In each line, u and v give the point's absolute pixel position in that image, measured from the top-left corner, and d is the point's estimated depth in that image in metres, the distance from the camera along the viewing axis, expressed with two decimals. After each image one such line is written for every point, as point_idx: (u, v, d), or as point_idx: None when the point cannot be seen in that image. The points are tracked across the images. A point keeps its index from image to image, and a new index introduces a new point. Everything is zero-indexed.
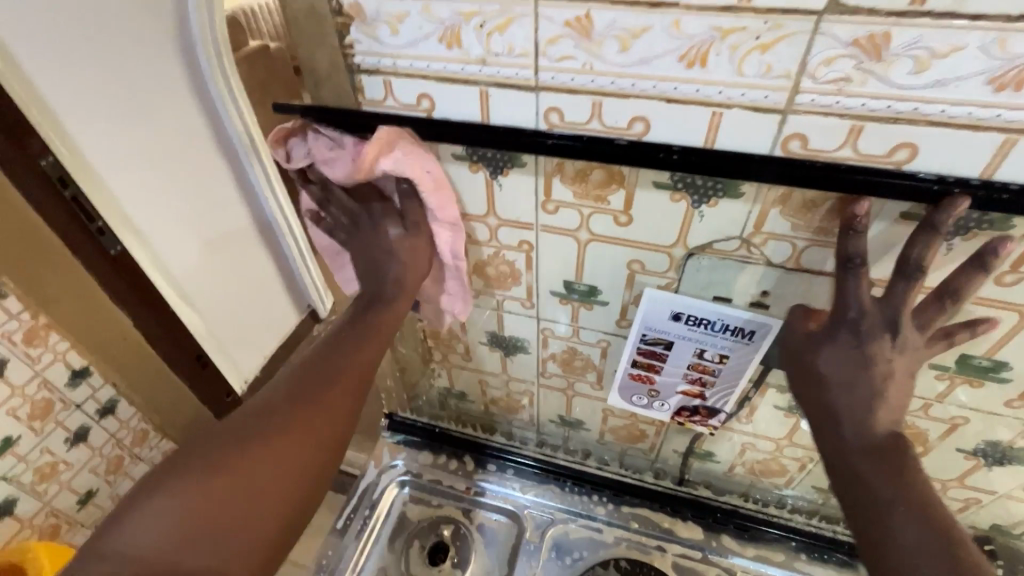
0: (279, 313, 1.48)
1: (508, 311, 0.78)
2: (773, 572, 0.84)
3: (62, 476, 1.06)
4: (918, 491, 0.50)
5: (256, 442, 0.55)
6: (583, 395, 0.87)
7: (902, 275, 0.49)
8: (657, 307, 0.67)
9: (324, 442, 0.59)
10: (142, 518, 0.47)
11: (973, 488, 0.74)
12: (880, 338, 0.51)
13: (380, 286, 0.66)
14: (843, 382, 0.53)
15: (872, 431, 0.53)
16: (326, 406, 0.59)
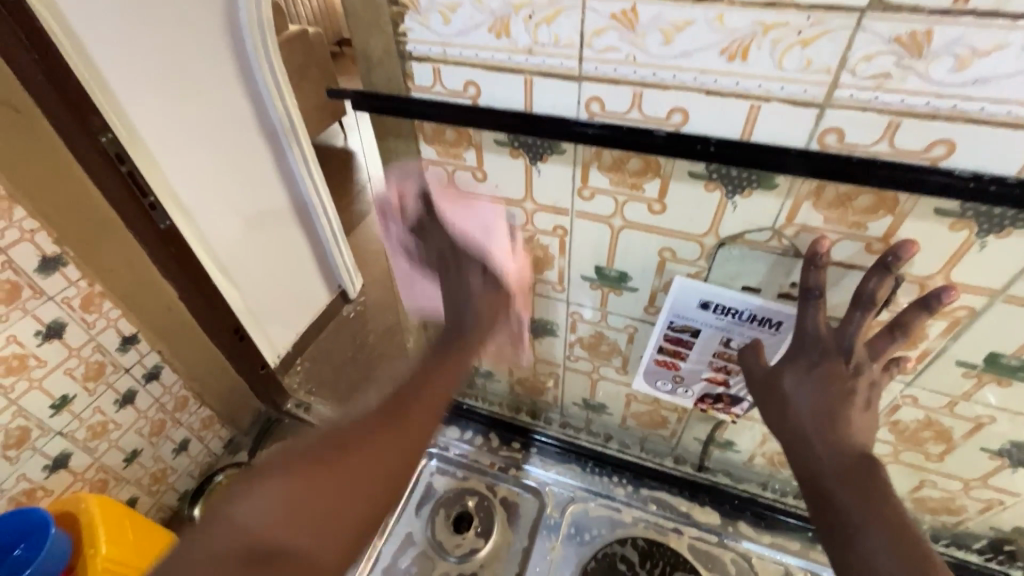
0: (308, 296, 1.63)
1: (539, 294, 0.81)
2: (789, 560, 0.86)
3: (111, 435, 1.08)
4: (890, 514, 0.53)
5: (352, 446, 0.56)
6: (607, 379, 0.89)
7: (859, 305, 0.55)
8: (686, 295, 0.68)
9: (424, 440, 0.61)
10: (253, 494, 0.50)
11: (995, 488, 0.74)
12: (834, 360, 0.57)
13: (460, 321, 0.71)
14: (804, 399, 0.59)
15: (843, 454, 0.56)
16: (422, 426, 0.61)
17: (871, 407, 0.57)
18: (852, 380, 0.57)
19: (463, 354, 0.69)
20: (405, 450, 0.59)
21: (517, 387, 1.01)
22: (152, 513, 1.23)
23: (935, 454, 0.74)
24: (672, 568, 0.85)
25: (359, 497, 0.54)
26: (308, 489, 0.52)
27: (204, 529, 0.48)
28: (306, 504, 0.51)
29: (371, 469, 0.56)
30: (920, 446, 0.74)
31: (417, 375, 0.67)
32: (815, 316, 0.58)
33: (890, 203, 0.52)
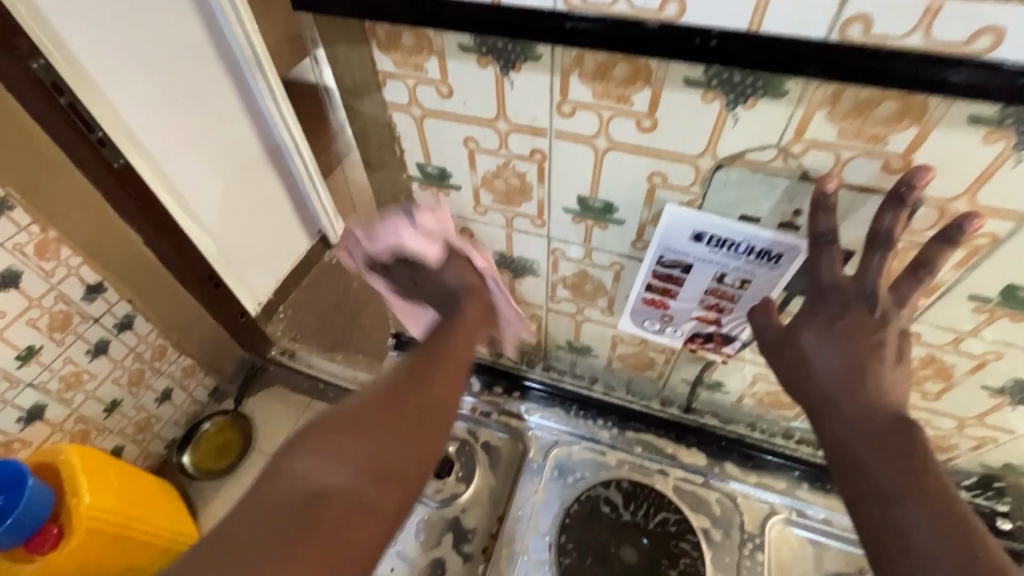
0: (289, 238, 1.50)
1: (518, 230, 0.74)
2: (773, 498, 0.84)
3: (86, 386, 1.03)
4: (930, 482, 0.48)
5: (393, 397, 0.60)
6: (593, 320, 0.84)
7: (878, 246, 0.51)
8: (677, 225, 0.61)
9: (449, 399, 0.64)
10: (305, 454, 0.52)
11: (990, 426, 0.72)
12: (858, 310, 0.53)
13: (452, 297, 0.77)
14: (826, 355, 0.55)
15: (874, 416, 0.52)
16: (444, 391, 0.64)
17: (899, 362, 0.54)
18: (879, 331, 0.53)
19: (467, 321, 0.74)
20: (444, 405, 0.62)
21: None
22: (139, 460, 1.22)
23: (932, 393, 0.71)
24: (656, 509, 0.83)
25: (413, 449, 0.56)
26: (357, 441, 0.54)
27: (273, 476, 0.51)
28: (363, 450, 0.54)
29: (415, 419, 0.59)
30: (918, 385, 0.71)
31: (433, 335, 0.71)
32: (832, 266, 0.53)
33: (916, 110, 0.45)
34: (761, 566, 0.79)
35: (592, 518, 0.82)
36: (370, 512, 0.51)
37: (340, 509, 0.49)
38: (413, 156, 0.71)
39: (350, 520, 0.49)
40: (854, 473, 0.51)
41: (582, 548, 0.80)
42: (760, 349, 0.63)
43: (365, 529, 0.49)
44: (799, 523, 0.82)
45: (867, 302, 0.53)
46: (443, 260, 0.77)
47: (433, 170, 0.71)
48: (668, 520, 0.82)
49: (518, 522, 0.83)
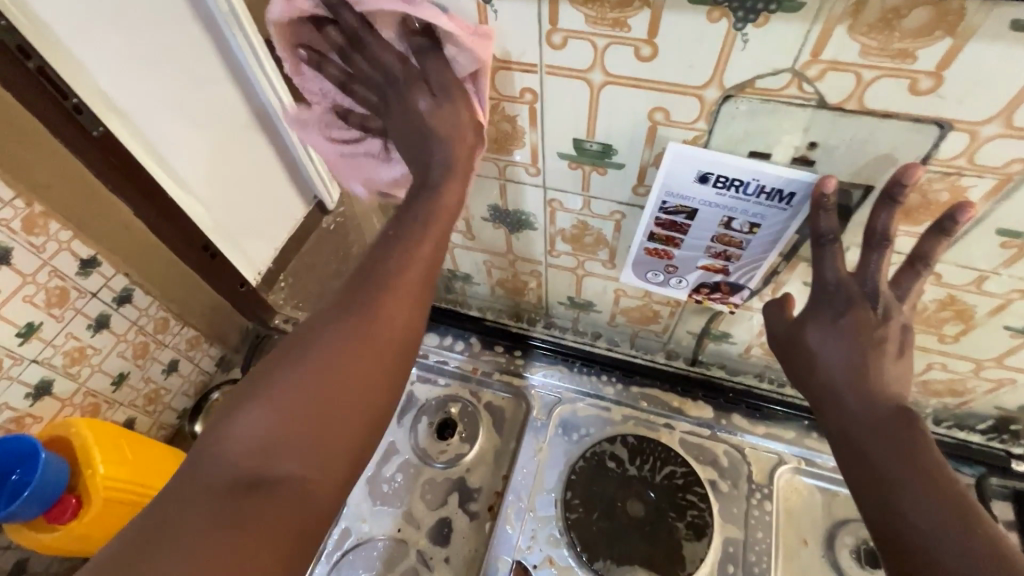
0: (257, 195, 1.31)
1: (513, 180, 0.70)
2: (782, 449, 0.83)
3: (92, 360, 1.00)
4: (933, 472, 0.48)
5: (330, 349, 0.48)
6: (594, 274, 0.81)
7: (874, 247, 0.52)
8: (681, 167, 0.57)
9: (398, 329, 0.52)
10: (236, 422, 0.44)
11: (1009, 368, 0.69)
12: (861, 308, 0.54)
13: (425, 169, 0.56)
14: (828, 350, 0.55)
15: (875, 407, 0.52)
16: (391, 301, 0.52)
17: (903, 356, 0.54)
18: (882, 327, 0.53)
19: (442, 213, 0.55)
20: (385, 355, 0.50)
21: (498, 289, 0.93)
22: (153, 431, 1.18)
23: (950, 336, 0.67)
24: (662, 463, 0.82)
25: (376, 376, 0.49)
26: (304, 376, 0.47)
27: (199, 470, 0.42)
28: (293, 424, 0.45)
29: (364, 378, 0.49)
30: (935, 328, 0.67)
31: (373, 256, 0.54)
32: (835, 264, 0.55)
33: (952, 18, 0.39)
34: (770, 514, 0.78)
35: (597, 474, 0.81)
36: (325, 485, 0.45)
37: (289, 491, 0.43)
38: None
39: (307, 493, 0.44)
40: (859, 463, 0.51)
41: (587, 504, 0.79)
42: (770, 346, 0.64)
43: (314, 503, 0.44)
44: (807, 471, 0.81)
45: (871, 300, 0.54)
46: (441, 105, 0.55)
47: None
48: (675, 474, 0.81)
49: (523, 480, 0.82)
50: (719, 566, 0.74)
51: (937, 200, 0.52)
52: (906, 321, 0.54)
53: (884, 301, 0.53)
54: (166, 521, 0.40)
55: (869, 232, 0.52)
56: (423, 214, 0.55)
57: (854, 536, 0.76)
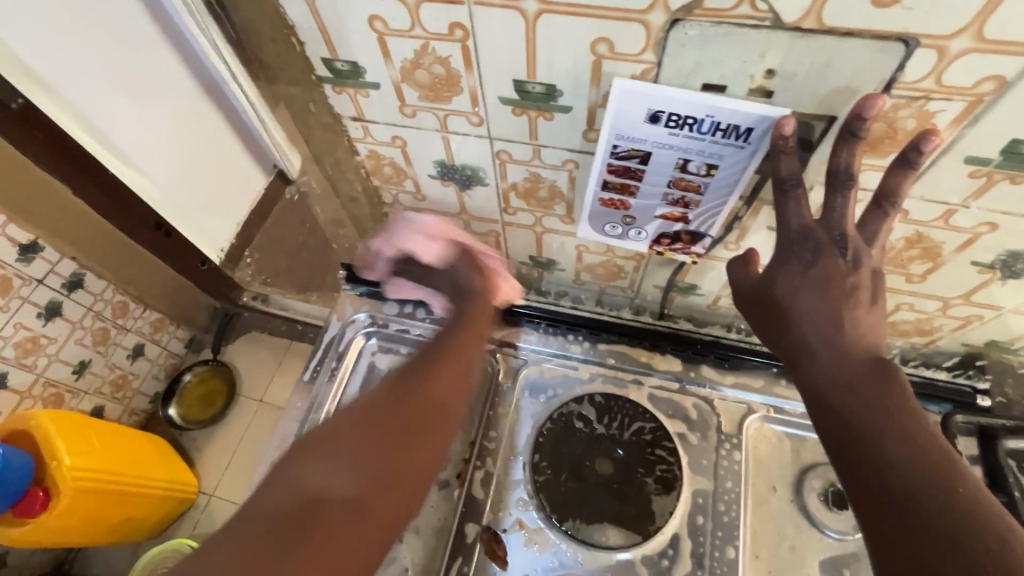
0: (233, 177, 0.94)
1: (455, 132, 0.64)
2: (752, 398, 0.81)
3: (48, 349, 1.01)
4: (911, 427, 0.46)
5: (410, 383, 0.62)
6: (552, 230, 0.77)
7: (837, 187, 0.48)
8: (630, 105, 0.52)
9: (465, 369, 0.66)
10: (309, 461, 0.55)
11: (976, 304, 0.67)
12: (829, 256, 0.51)
13: (459, 291, 0.75)
14: (798, 302, 0.52)
15: (850, 360, 0.50)
16: (451, 357, 0.66)
17: (875, 302, 0.51)
18: (852, 275, 0.51)
19: (482, 318, 0.72)
20: (446, 399, 0.63)
21: None
22: (124, 417, 1.22)
23: (917, 275, 0.65)
24: (632, 420, 0.80)
25: (435, 423, 0.61)
26: (378, 413, 0.59)
27: (294, 466, 0.55)
28: (380, 432, 0.58)
29: (428, 411, 0.61)
30: (902, 268, 0.65)
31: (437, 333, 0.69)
32: (798, 210, 0.51)
33: None
34: (739, 465, 0.77)
35: (565, 435, 0.79)
36: (362, 523, 0.52)
37: (330, 519, 0.51)
38: (316, 51, 0.59)
39: (341, 525, 0.51)
40: (834, 419, 0.49)
41: (555, 465, 0.77)
42: (737, 301, 0.60)
43: (352, 537, 0.51)
44: (776, 419, 0.80)
45: (841, 246, 0.51)
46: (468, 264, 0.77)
47: (343, 66, 0.60)
48: (644, 430, 0.79)
49: (490, 448, 0.79)
50: (688, 518, 0.73)
51: (902, 128, 0.48)
52: (875, 267, 0.51)
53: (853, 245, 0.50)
54: (235, 527, 0.50)
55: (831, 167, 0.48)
56: (466, 311, 0.72)
57: (822, 480, 0.75)
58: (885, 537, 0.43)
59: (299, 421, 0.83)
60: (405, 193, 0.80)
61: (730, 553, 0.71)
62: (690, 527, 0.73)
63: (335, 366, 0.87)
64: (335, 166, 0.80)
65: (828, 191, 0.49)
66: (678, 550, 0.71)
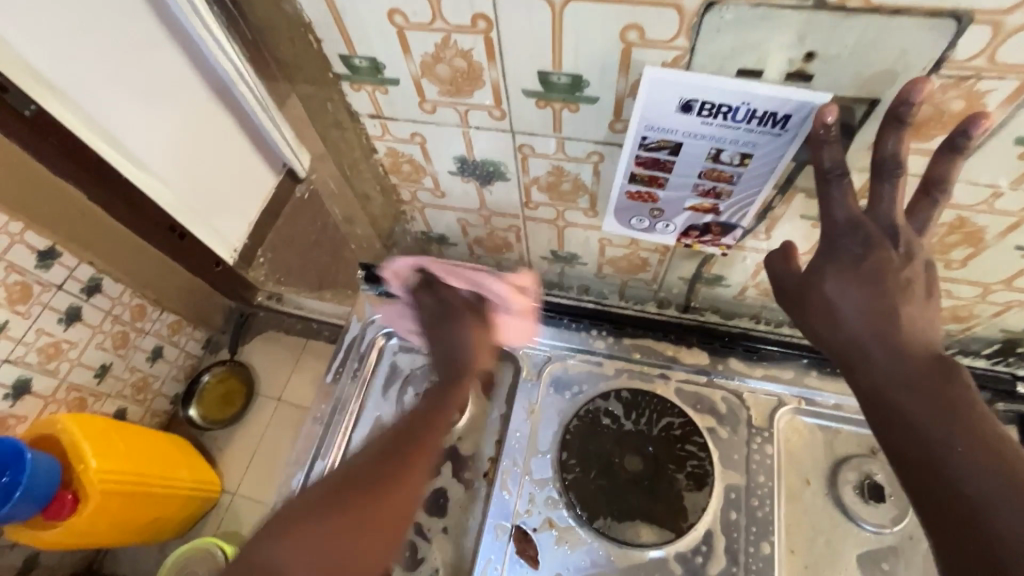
0: (244, 178, 0.94)
1: (476, 127, 0.63)
2: (781, 389, 0.79)
3: (69, 354, 1.01)
4: (980, 427, 0.44)
5: (373, 472, 0.61)
6: (575, 224, 0.76)
7: (886, 175, 0.47)
8: (661, 94, 0.50)
9: (427, 453, 0.65)
10: (273, 549, 0.55)
11: (1019, 289, 0.65)
12: (882, 250, 0.49)
13: (450, 355, 0.72)
14: (850, 300, 0.50)
15: (910, 360, 0.48)
16: (417, 443, 0.65)
17: (930, 297, 0.50)
18: (905, 269, 0.49)
19: (455, 400, 0.69)
20: (410, 499, 0.61)
21: (477, 248, 0.90)
22: (147, 419, 1.23)
23: (958, 261, 0.63)
24: (659, 416, 0.78)
25: (392, 513, 0.60)
26: (340, 505, 0.58)
27: (260, 542, 0.56)
28: (342, 525, 0.57)
29: (387, 505, 0.60)
30: (942, 254, 0.63)
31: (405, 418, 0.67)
32: (844, 202, 0.49)
33: None
34: (771, 458, 0.75)
35: (594, 432, 0.78)
36: None
37: None
38: (334, 48, 0.58)
39: None
40: (893, 421, 0.47)
41: (585, 463, 0.76)
42: (779, 298, 0.58)
43: None
44: (808, 410, 0.78)
45: (892, 240, 0.49)
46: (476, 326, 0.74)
47: (361, 63, 0.59)
48: (673, 425, 0.78)
49: (517, 446, 0.78)
50: (721, 513, 0.72)
51: (950, 109, 0.46)
52: (926, 258, 0.49)
53: (900, 234, 0.48)
54: None
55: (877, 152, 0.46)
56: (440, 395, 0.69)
57: (857, 472, 0.73)
58: (958, 546, 0.40)
59: (324, 422, 0.83)
60: (423, 191, 0.79)
61: (766, 548, 0.70)
62: (723, 523, 0.72)
63: (357, 366, 0.87)
64: (353, 165, 0.79)
65: (875, 180, 0.47)
66: (712, 547, 0.70)
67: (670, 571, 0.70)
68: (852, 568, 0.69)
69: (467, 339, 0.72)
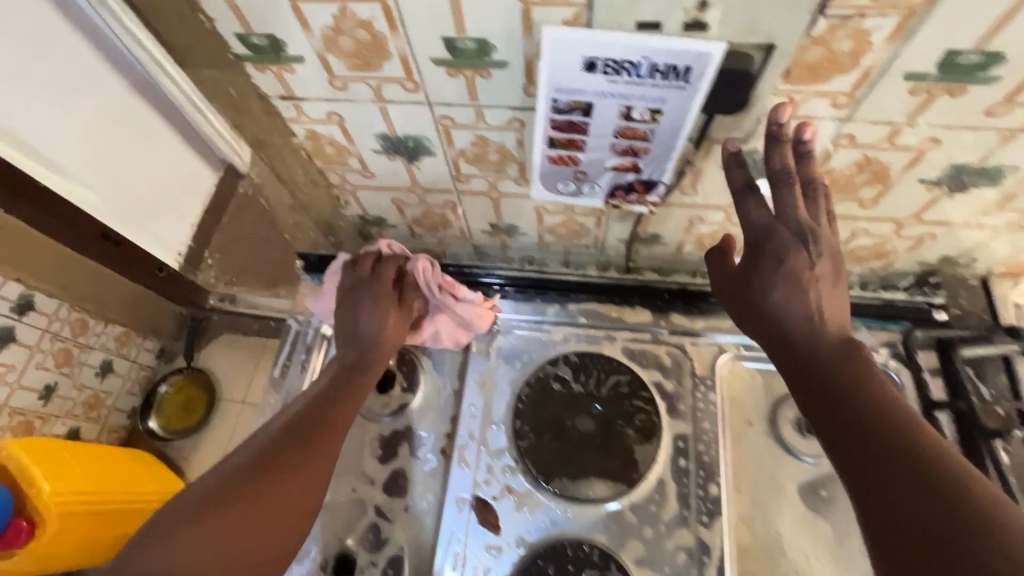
0: (176, 169, 0.86)
1: (391, 100, 0.61)
2: (724, 339, 0.82)
3: (7, 377, 0.93)
4: (885, 394, 0.50)
5: (277, 457, 0.62)
6: (508, 194, 0.75)
7: (782, 182, 0.55)
8: (563, 55, 0.49)
9: (328, 447, 0.65)
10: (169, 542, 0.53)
11: (928, 222, 0.69)
12: (796, 253, 0.56)
13: (363, 351, 0.75)
14: (780, 298, 0.57)
15: (827, 343, 0.55)
16: (321, 433, 0.65)
17: (839, 285, 0.57)
18: (816, 266, 0.56)
19: (362, 387, 0.72)
20: (308, 487, 0.62)
21: (417, 227, 0.89)
22: (103, 437, 1.12)
23: (869, 200, 0.66)
24: (607, 374, 0.80)
25: (289, 491, 0.60)
26: (244, 495, 0.58)
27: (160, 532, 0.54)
28: (247, 513, 0.57)
29: (286, 487, 0.60)
30: (854, 194, 0.65)
31: (314, 402, 0.68)
32: (759, 210, 0.57)
33: None
34: (715, 404, 0.78)
35: (543, 398, 0.79)
36: None
37: None
38: (227, 26, 0.55)
39: None
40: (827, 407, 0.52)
41: (537, 428, 0.77)
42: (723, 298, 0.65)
43: None
44: (747, 357, 0.81)
45: (802, 240, 0.56)
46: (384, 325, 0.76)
47: (260, 41, 0.56)
48: (620, 383, 0.79)
49: (471, 419, 0.79)
50: (671, 462, 0.75)
51: (840, 50, 0.47)
52: (835, 249, 0.57)
53: (811, 234, 0.55)
54: None
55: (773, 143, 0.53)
56: (347, 390, 0.71)
57: (795, 410, 0.77)
58: (870, 493, 0.45)
59: None
60: (352, 173, 0.77)
61: (713, 490, 0.73)
62: (673, 470, 0.74)
63: (304, 358, 0.86)
64: (277, 151, 0.76)
65: (773, 186, 0.55)
66: (664, 494, 0.73)
67: (625, 522, 0.72)
68: (794, 499, 0.73)
69: (376, 329, 0.76)
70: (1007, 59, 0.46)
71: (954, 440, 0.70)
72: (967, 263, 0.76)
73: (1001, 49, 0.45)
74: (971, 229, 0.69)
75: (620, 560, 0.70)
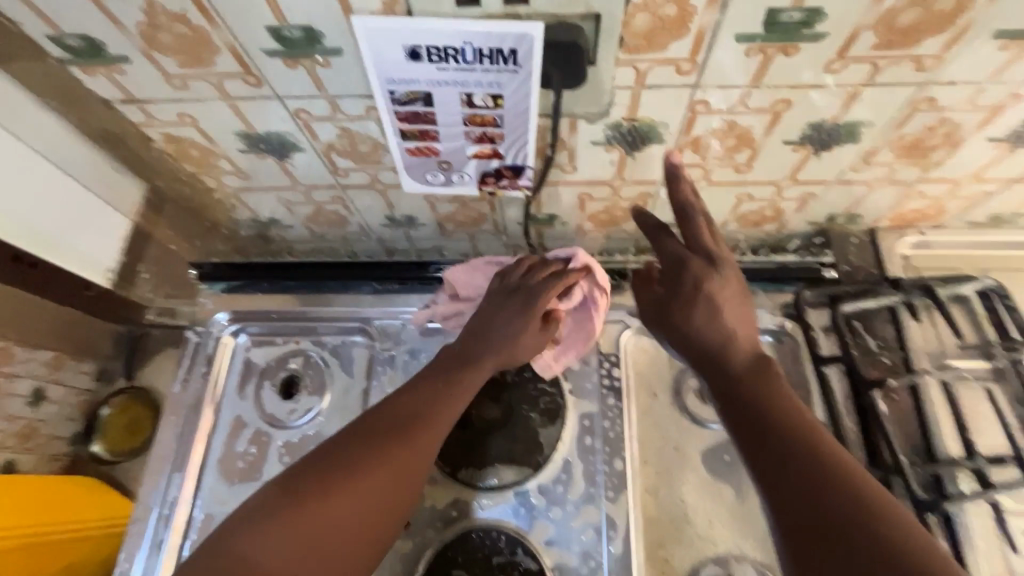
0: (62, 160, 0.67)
1: (239, 96, 0.58)
2: (628, 314, 0.82)
3: None
4: (789, 409, 0.54)
5: (376, 449, 0.58)
6: (392, 186, 0.73)
7: (686, 218, 0.62)
8: (383, 45, 0.48)
9: (430, 440, 0.61)
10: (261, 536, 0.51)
11: (805, 182, 0.69)
12: (710, 274, 0.63)
13: (484, 350, 0.68)
14: (701, 319, 0.62)
15: (741, 358, 0.59)
16: (421, 425, 0.61)
17: (747, 299, 0.64)
18: (724, 286, 0.62)
19: (471, 381, 0.66)
20: (407, 485, 0.58)
21: (315, 226, 0.86)
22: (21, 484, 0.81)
23: (743, 164, 0.66)
24: None
25: (389, 485, 0.57)
26: (334, 491, 0.54)
27: (248, 528, 0.52)
28: (342, 510, 0.54)
29: (383, 487, 0.56)
30: (727, 160, 0.65)
31: (417, 388, 0.64)
32: (670, 244, 0.65)
33: None
34: (620, 380, 0.78)
35: None
36: None
37: None
38: (36, 29, 0.52)
39: None
40: (752, 422, 0.54)
41: None
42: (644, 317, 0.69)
43: None
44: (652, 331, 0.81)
45: (712, 265, 0.63)
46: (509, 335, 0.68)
47: (76, 42, 0.53)
48: (524, 367, 0.79)
49: None
50: (577, 441, 0.75)
51: (665, 14, 0.47)
52: (737, 268, 0.64)
53: (717, 258, 0.63)
54: None
55: (667, 175, 0.60)
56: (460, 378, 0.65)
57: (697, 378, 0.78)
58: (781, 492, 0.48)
59: (179, 434, 0.79)
60: (227, 175, 0.73)
61: (619, 465, 0.73)
62: (579, 449, 0.74)
63: (206, 371, 0.82)
64: (142, 156, 0.73)
65: (680, 220, 0.63)
66: (571, 474, 0.73)
67: (533, 505, 0.72)
68: (698, 466, 0.74)
69: (511, 343, 0.68)
70: (825, 14, 0.47)
71: (844, 397, 0.71)
72: (852, 219, 0.77)
73: (817, 4, 0.46)
74: (845, 186, 0.70)
75: (527, 543, 0.70)
